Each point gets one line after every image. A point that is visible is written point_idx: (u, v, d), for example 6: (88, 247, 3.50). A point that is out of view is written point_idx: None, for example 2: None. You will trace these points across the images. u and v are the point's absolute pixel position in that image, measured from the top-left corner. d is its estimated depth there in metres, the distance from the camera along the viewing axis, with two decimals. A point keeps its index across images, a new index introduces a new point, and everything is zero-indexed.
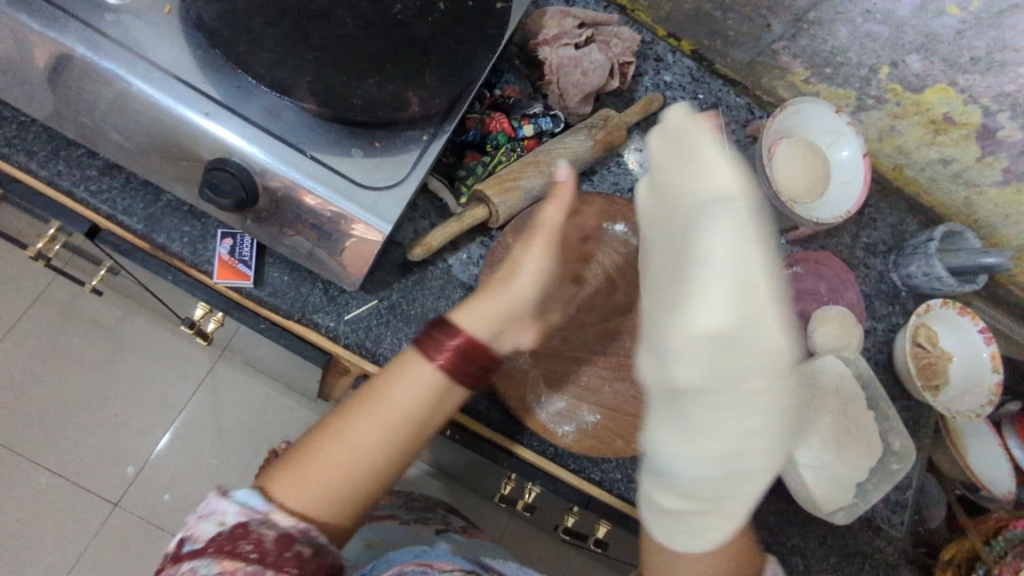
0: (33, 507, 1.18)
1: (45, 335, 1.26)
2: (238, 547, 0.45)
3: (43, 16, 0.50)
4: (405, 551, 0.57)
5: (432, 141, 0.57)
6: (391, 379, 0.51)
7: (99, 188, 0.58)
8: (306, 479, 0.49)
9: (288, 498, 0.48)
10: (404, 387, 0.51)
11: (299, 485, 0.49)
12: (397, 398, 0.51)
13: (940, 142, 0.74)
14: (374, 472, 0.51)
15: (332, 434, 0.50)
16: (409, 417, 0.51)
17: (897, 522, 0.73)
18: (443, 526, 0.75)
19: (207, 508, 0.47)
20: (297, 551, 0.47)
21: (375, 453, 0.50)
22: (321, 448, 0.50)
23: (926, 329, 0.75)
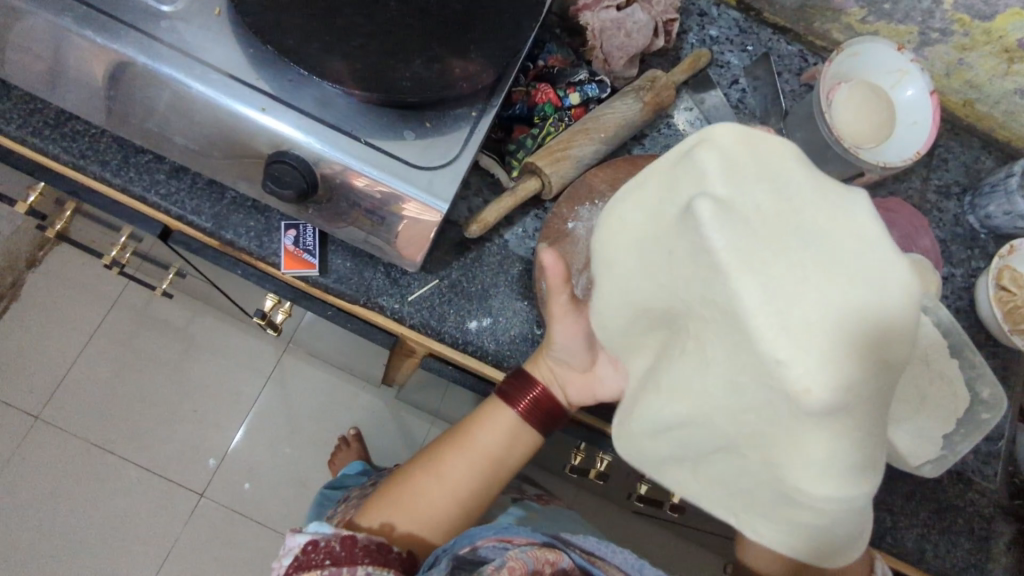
0: (128, 502, 1.25)
1: (125, 340, 1.33)
2: (313, 560, 0.52)
3: (104, 29, 0.52)
4: (488, 527, 0.58)
5: (481, 116, 0.57)
6: (476, 424, 0.64)
7: (168, 190, 0.61)
8: (407, 499, 0.62)
9: (389, 519, 0.61)
10: (490, 431, 0.63)
11: (391, 506, 0.62)
12: (481, 443, 0.63)
13: (1015, 71, 0.70)
14: (453, 501, 0.62)
15: (434, 463, 0.64)
16: (492, 455, 0.63)
17: (990, 474, 0.70)
18: (517, 494, 0.77)
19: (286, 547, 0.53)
20: (364, 546, 0.53)
21: (454, 492, 0.62)
22: (424, 480, 0.63)
23: (1011, 271, 0.71)
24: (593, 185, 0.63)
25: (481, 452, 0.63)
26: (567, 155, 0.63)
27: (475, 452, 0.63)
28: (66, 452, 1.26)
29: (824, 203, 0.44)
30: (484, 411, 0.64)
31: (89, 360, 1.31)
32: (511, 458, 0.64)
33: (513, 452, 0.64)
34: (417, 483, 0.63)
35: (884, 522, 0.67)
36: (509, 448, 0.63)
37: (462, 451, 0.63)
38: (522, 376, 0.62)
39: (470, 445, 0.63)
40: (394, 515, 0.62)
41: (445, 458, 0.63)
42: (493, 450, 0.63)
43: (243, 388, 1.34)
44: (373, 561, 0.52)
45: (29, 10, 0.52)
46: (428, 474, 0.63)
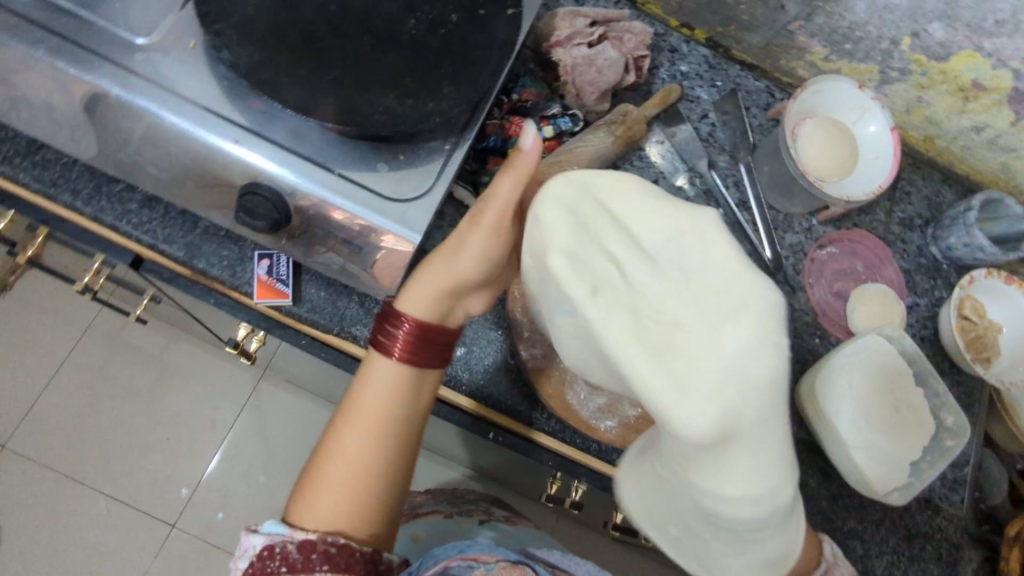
0: (97, 533, 1.22)
1: (96, 366, 1.31)
2: (267, 567, 0.48)
3: (78, 61, 0.52)
4: (451, 547, 0.58)
5: (454, 150, 0.58)
6: (363, 387, 0.54)
7: (140, 220, 0.61)
8: (314, 497, 0.52)
9: (304, 519, 0.51)
10: (377, 377, 0.54)
11: (304, 506, 0.52)
12: (369, 404, 0.53)
13: (971, 109, 0.73)
14: (371, 471, 0.53)
15: (335, 455, 0.53)
16: (393, 411, 0.54)
17: (957, 501, 0.71)
18: (486, 516, 0.76)
19: (241, 545, 0.51)
20: (324, 550, 0.49)
21: (364, 469, 0.53)
22: (326, 467, 0.53)
23: (972, 302, 0.73)
24: None
25: (377, 412, 0.53)
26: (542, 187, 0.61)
27: (370, 420, 0.53)
28: (33, 481, 1.23)
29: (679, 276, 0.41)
30: (368, 367, 0.54)
31: (59, 388, 1.29)
32: (417, 405, 0.55)
33: (419, 396, 0.55)
34: (321, 473, 0.52)
35: (856, 550, 0.67)
36: (414, 395, 0.55)
37: (355, 421, 0.53)
38: (388, 314, 0.54)
39: (357, 413, 0.54)
40: (308, 513, 0.51)
41: (342, 435, 0.53)
42: (389, 407, 0.53)
43: (217, 416, 1.32)
44: (332, 567, 0.48)
45: (3, 41, 0.52)
46: (333, 461, 0.53)
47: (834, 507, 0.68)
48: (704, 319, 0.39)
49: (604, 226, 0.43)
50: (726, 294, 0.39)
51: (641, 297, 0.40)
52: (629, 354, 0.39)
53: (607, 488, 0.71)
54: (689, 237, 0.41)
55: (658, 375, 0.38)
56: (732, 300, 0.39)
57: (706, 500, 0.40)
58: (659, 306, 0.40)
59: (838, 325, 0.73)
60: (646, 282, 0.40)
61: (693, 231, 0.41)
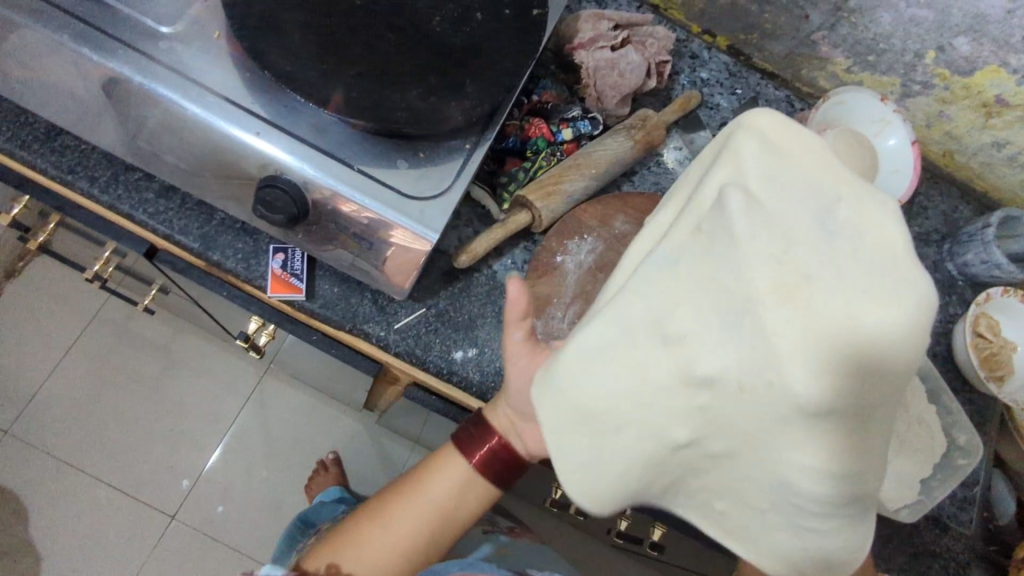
0: (96, 522, 1.22)
1: (101, 354, 1.31)
2: None
3: (102, 47, 0.52)
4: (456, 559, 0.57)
5: (474, 149, 0.57)
6: (428, 474, 0.56)
7: (156, 210, 0.60)
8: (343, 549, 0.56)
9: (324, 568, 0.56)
10: (452, 473, 0.56)
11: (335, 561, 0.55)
12: (432, 496, 0.56)
13: (992, 126, 0.72)
14: (416, 547, 0.55)
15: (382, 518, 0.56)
16: (443, 505, 0.56)
17: (966, 520, 0.70)
18: (490, 527, 0.76)
19: None
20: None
21: (408, 548, 0.55)
22: (366, 527, 0.56)
23: (987, 319, 0.73)
24: (582, 220, 0.64)
25: (431, 505, 0.56)
26: (559, 190, 0.63)
27: (426, 508, 0.55)
28: (34, 467, 1.23)
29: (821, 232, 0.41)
30: (445, 458, 0.57)
31: (63, 375, 1.28)
32: (467, 510, 0.56)
33: (465, 507, 0.56)
34: (359, 531, 0.56)
35: None
36: (466, 502, 0.56)
37: (410, 496, 0.56)
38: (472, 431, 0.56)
39: (416, 496, 0.56)
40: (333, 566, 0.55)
41: (388, 506, 0.56)
42: (441, 503, 0.56)
43: (220, 408, 1.31)
44: None
45: (25, 23, 0.52)
46: (373, 524, 0.56)
47: None
48: (835, 276, 0.40)
49: (752, 178, 0.42)
50: (872, 261, 0.41)
51: (789, 242, 0.40)
52: (730, 280, 0.39)
53: None
54: (845, 206, 0.42)
55: (782, 313, 0.39)
56: (880, 274, 0.40)
57: (804, 471, 0.39)
58: (794, 257, 0.40)
59: None
60: (774, 235, 0.40)
61: (847, 201, 0.42)
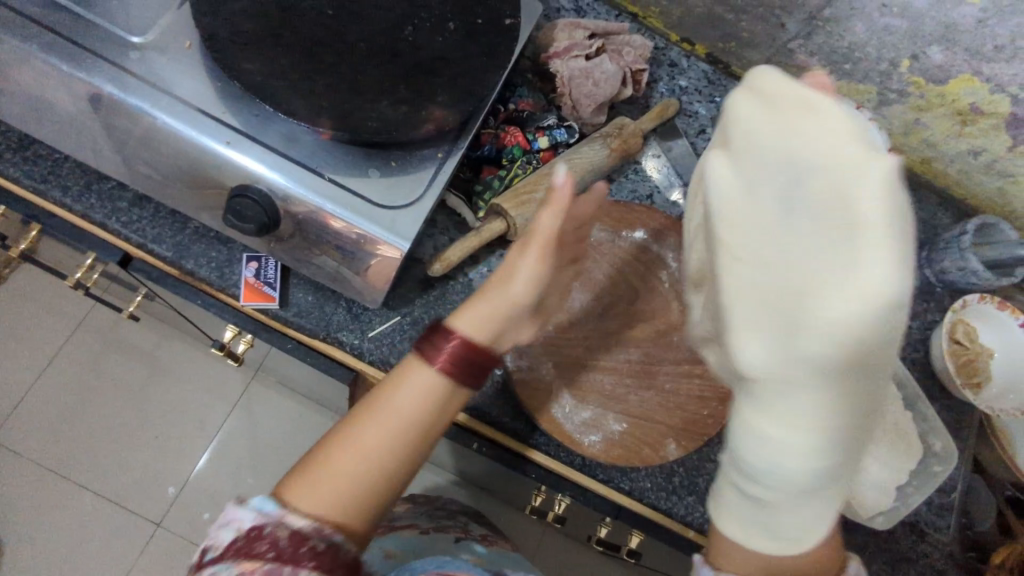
0: (81, 530, 1.22)
1: (87, 361, 1.30)
2: (254, 548, 0.44)
3: (72, 58, 0.52)
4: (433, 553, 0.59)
5: (447, 158, 0.57)
6: (391, 386, 0.51)
7: (129, 219, 0.60)
8: (316, 471, 0.49)
9: (297, 501, 0.47)
10: (408, 394, 0.50)
11: (315, 483, 0.48)
12: (399, 404, 0.50)
13: (968, 133, 0.72)
14: (360, 476, 0.49)
15: (339, 435, 0.50)
16: (411, 419, 0.50)
17: (944, 526, 0.70)
18: (464, 534, 0.76)
19: (224, 517, 0.46)
20: (313, 546, 0.45)
21: (349, 489, 0.48)
22: (333, 451, 0.49)
23: (965, 325, 0.73)
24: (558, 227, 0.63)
25: (393, 411, 0.50)
26: (531, 200, 0.63)
27: (393, 413, 0.50)
28: (19, 475, 1.23)
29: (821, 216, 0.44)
30: (401, 371, 0.51)
31: (49, 382, 1.28)
32: (437, 422, 0.51)
33: (423, 436, 0.51)
34: (329, 455, 0.49)
35: None
36: (436, 413, 0.51)
37: (372, 417, 0.50)
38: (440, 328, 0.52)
39: (386, 408, 0.50)
40: (303, 496, 0.47)
41: (355, 429, 0.50)
42: (393, 441, 0.50)
43: (207, 415, 1.31)
44: (317, 565, 0.44)
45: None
46: (326, 456, 0.49)
47: None
48: (856, 272, 0.43)
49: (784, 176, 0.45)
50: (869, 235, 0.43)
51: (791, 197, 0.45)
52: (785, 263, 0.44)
53: (591, 503, 0.70)
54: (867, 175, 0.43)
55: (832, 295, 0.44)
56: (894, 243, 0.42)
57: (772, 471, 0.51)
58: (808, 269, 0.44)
59: None
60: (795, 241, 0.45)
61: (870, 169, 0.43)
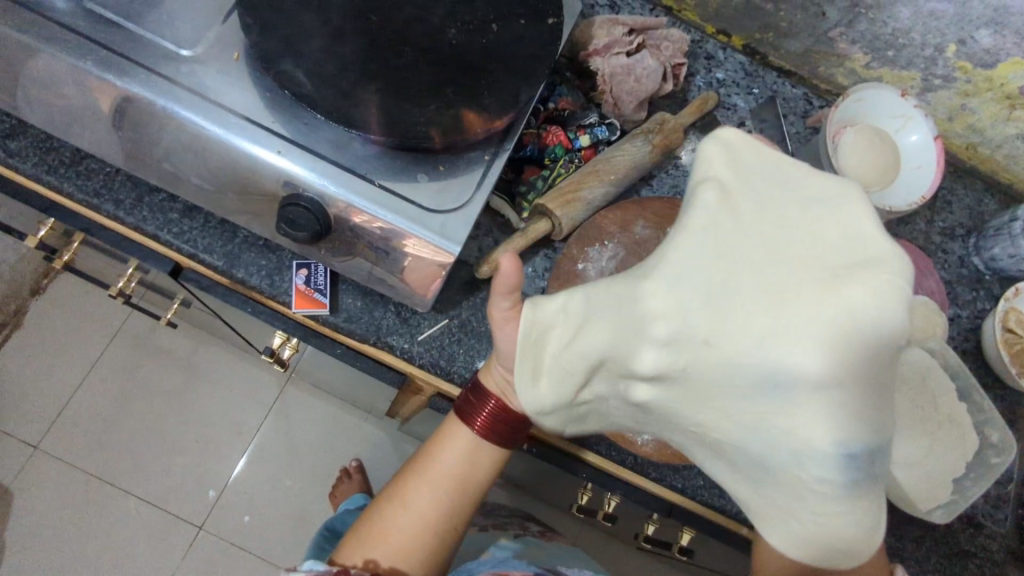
0: (125, 534, 1.24)
1: (125, 368, 1.32)
2: None
3: (126, 74, 0.53)
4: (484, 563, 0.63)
5: (494, 160, 0.57)
6: (439, 446, 0.61)
7: (181, 230, 0.60)
8: (376, 542, 0.59)
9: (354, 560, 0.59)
10: (450, 458, 0.60)
11: (370, 546, 0.59)
12: (446, 466, 0.60)
13: (1016, 117, 0.71)
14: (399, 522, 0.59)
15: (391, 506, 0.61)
16: (459, 475, 0.60)
17: (1001, 518, 0.70)
18: (522, 531, 0.78)
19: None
20: None
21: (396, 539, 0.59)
22: (390, 516, 0.60)
23: (1016, 314, 0.72)
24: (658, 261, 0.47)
25: (446, 473, 0.60)
26: (578, 198, 0.63)
27: (436, 476, 0.60)
28: (65, 481, 1.25)
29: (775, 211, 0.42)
30: (447, 432, 0.61)
31: (90, 389, 1.30)
32: (479, 476, 0.61)
33: (479, 468, 0.61)
34: (383, 520, 0.60)
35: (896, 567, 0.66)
36: (476, 466, 0.61)
37: (426, 477, 0.60)
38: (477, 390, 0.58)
39: (435, 470, 0.60)
40: (359, 555, 0.59)
41: (405, 488, 0.60)
42: (461, 470, 0.60)
43: (244, 419, 1.33)
44: None
45: (53, 53, 0.53)
46: (400, 510, 0.60)
47: None
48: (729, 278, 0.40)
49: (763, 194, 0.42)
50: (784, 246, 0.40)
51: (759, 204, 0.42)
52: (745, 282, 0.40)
53: (641, 500, 0.71)
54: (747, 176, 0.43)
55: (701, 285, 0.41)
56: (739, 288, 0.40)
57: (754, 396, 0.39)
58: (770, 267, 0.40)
59: None
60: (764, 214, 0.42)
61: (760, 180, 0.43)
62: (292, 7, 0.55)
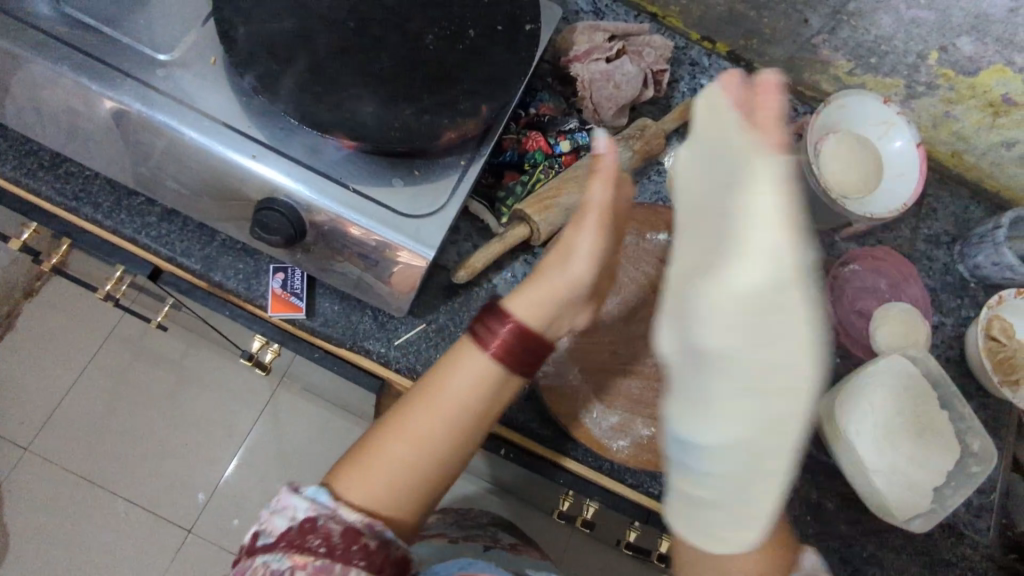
0: (114, 537, 1.24)
1: (117, 371, 1.32)
2: (306, 541, 0.46)
3: (102, 77, 0.53)
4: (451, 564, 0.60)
5: (470, 165, 0.58)
6: (448, 369, 0.52)
7: (159, 233, 0.61)
8: (372, 469, 0.50)
9: (350, 493, 0.49)
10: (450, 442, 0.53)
11: (360, 480, 0.49)
12: (453, 388, 0.52)
13: (1000, 125, 0.71)
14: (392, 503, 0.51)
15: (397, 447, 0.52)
16: (466, 404, 0.52)
17: (983, 528, 0.69)
18: (493, 542, 0.76)
19: (280, 503, 0.48)
20: (365, 542, 0.47)
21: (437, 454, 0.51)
22: (388, 443, 0.51)
23: (1001, 322, 0.71)
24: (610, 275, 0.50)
25: (457, 399, 0.52)
26: (554, 204, 0.62)
27: (440, 403, 0.51)
28: (54, 484, 1.25)
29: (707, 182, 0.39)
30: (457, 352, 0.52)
31: (82, 391, 1.31)
32: (492, 409, 0.53)
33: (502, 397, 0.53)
34: (379, 463, 0.50)
35: None
36: (493, 398, 0.53)
37: (426, 404, 0.52)
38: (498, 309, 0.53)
39: (439, 394, 0.52)
40: (356, 486, 0.49)
41: (405, 417, 0.51)
42: (467, 404, 0.52)
43: (235, 422, 1.33)
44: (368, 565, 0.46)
45: (27, 56, 0.53)
46: (401, 439, 0.51)
47: (855, 533, 0.67)
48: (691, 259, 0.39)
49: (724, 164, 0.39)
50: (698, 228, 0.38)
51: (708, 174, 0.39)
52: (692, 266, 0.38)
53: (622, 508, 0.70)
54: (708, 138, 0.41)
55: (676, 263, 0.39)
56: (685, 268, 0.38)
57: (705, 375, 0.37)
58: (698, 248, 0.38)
59: (861, 345, 0.72)
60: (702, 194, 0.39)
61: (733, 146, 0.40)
62: (270, 12, 0.55)
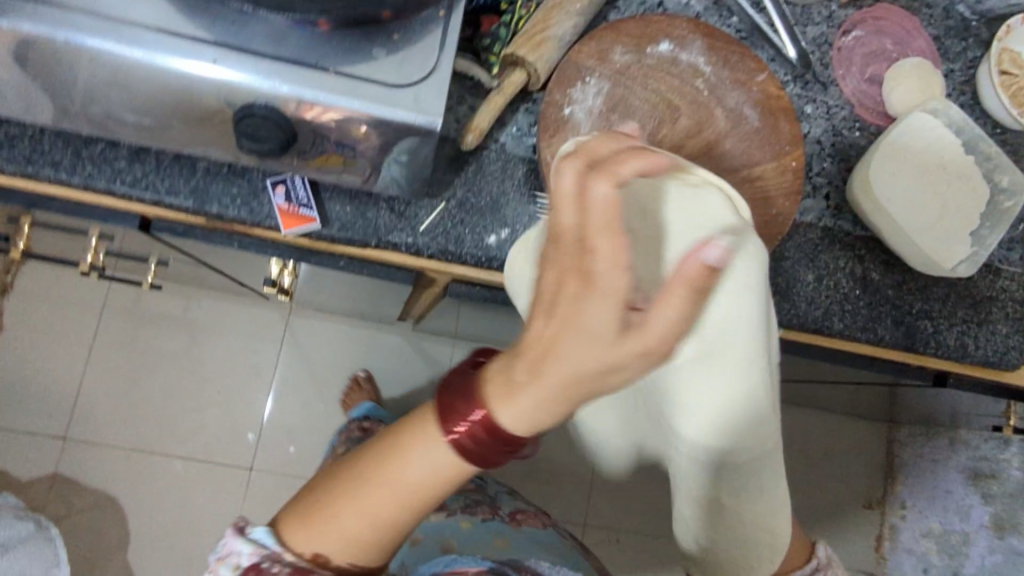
0: (181, 493, 1.27)
1: (125, 342, 1.30)
2: None
3: (13, 11, 0.45)
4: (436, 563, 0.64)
5: (450, 15, 0.52)
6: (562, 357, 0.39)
7: (136, 177, 0.55)
8: (316, 527, 0.49)
9: (298, 544, 0.50)
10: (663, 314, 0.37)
11: (313, 536, 0.49)
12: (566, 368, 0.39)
13: None
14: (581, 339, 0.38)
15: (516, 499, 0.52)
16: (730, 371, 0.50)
17: (1017, 259, 0.71)
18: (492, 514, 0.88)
19: (226, 550, 0.52)
20: None
21: (542, 398, 0.41)
22: (344, 498, 0.49)
23: (1010, 53, 0.70)
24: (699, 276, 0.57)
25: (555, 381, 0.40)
26: (547, 38, 0.58)
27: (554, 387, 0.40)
28: (105, 461, 1.26)
29: (694, 214, 0.49)
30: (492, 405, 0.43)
31: (98, 371, 1.28)
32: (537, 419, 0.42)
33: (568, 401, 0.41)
34: (330, 526, 0.49)
35: (926, 329, 0.68)
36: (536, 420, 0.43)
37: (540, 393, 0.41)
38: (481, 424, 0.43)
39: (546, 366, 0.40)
40: (304, 539, 0.50)
41: (337, 501, 0.49)
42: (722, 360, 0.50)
43: (260, 361, 1.32)
44: None
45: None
46: (347, 505, 0.48)
47: (900, 295, 0.68)
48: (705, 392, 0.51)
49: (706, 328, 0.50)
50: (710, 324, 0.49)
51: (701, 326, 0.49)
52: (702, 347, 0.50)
53: None
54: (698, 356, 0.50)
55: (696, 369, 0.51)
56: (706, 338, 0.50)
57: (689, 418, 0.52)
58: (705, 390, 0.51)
59: (877, 113, 0.70)
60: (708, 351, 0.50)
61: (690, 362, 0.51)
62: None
